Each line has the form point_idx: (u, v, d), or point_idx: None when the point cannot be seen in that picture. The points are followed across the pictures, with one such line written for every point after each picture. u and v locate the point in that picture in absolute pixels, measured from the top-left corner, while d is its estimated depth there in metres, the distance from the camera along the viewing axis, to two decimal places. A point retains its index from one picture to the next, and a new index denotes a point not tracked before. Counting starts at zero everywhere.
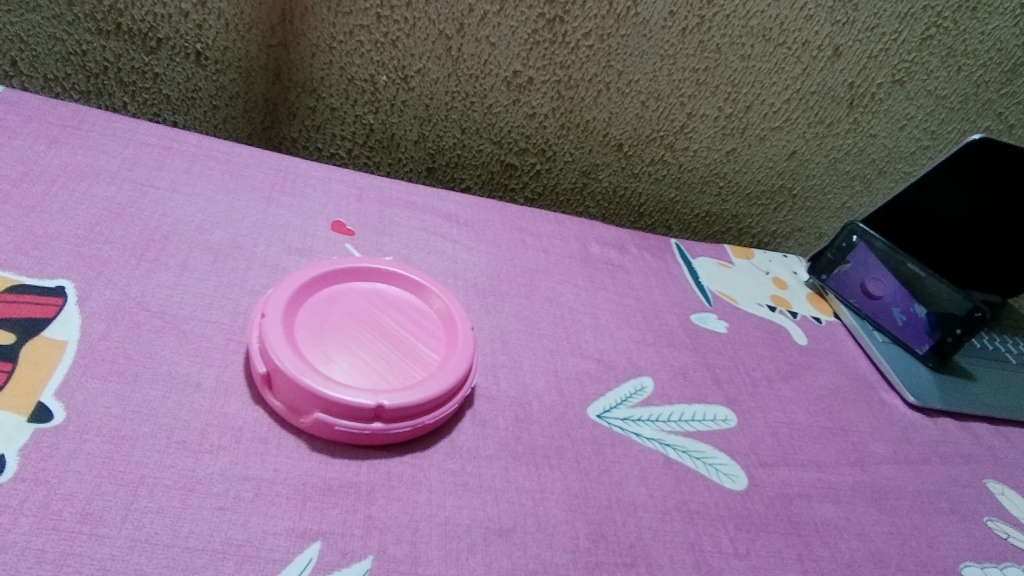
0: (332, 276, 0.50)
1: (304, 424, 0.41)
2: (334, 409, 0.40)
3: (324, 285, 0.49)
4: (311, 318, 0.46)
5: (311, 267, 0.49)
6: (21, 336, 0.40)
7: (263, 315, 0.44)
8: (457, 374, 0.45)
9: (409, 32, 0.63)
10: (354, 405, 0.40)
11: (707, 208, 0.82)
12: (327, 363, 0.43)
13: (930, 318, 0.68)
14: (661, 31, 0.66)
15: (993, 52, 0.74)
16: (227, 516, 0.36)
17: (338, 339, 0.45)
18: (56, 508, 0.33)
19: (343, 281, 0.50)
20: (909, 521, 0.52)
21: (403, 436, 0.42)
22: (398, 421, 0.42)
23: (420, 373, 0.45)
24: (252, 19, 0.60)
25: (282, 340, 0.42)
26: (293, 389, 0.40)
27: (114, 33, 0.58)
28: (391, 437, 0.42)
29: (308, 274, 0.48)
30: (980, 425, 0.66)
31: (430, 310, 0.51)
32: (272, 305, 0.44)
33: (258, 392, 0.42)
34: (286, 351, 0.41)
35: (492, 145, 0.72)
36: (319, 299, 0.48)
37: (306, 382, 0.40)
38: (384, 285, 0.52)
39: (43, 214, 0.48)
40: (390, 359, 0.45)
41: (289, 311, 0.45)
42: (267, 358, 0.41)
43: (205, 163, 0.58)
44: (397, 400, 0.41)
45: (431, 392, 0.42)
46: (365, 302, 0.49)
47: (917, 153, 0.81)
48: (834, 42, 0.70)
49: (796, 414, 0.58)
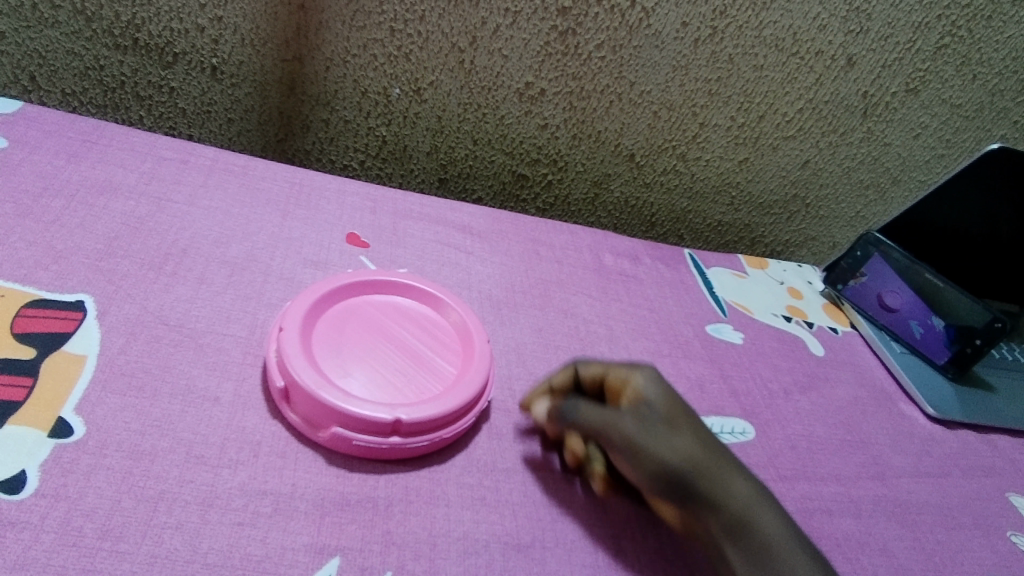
0: (349, 288, 0.50)
1: (322, 438, 0.41)
2: (351, 424, 0.40)
3: (340, 298, 0.49)
4: (328, 331, 0.46)
5: (327, 279, 0.49)
6: (41, 350, 0.41)
7: (280, 328, 0.44)
8: (474, 388, 0.44)
9: (422, 45, 0.63)
10: (371, 419, 0.40)
11: (720, 217, 0.82)
12: (344, 376, 0.43)
13: (949, 330, 0.67)
14: (673, 42, 0.66)
15: (1008, 60, 0.73)
16: (246, 531, 0.36)
17: (355, 352, 0.45)
18: (77, 524, 0.33)
19: (359, 293, 0.50)
20: (932, 536, 0.51)
21: (420, 451, 0.42)
22: (416, 435, 0.41)
23: (437, 387, 0.45)
24: (268, 33, 0.60)
25: (299, 354, 0.42)
26: (310, 403, 0.40)
27: (132, 48, 0.59)
28: (408, 452, 0.42)
29: (325, 287, 0.48)
30: (1001, 437, 0.65)
31: (446, 323, 0.51)
32: (289, 319, 0.44)
33: (276, 405, 0.42)
34: (303, 364, 0.41)
35: (504, 156, 0.72)
36: (336, 312, 0.48)
37: (324, 396, 0.40)
38: (400, 298, 0.52)
39: (63, 229, 0.48)
40: (407, 372, 0.45)
41: (307, 324, 0.45)
42: (285, 371, 0.41)
43: (221, 177, 0.59)
44: (414, 414, 0.41)
45: (448, 406, 0.42)
46: (381, 315, 0.49)
47: (932, 161, 0.80)
48: (847, 52, 0.69)
49: (815, 426, 0.57)
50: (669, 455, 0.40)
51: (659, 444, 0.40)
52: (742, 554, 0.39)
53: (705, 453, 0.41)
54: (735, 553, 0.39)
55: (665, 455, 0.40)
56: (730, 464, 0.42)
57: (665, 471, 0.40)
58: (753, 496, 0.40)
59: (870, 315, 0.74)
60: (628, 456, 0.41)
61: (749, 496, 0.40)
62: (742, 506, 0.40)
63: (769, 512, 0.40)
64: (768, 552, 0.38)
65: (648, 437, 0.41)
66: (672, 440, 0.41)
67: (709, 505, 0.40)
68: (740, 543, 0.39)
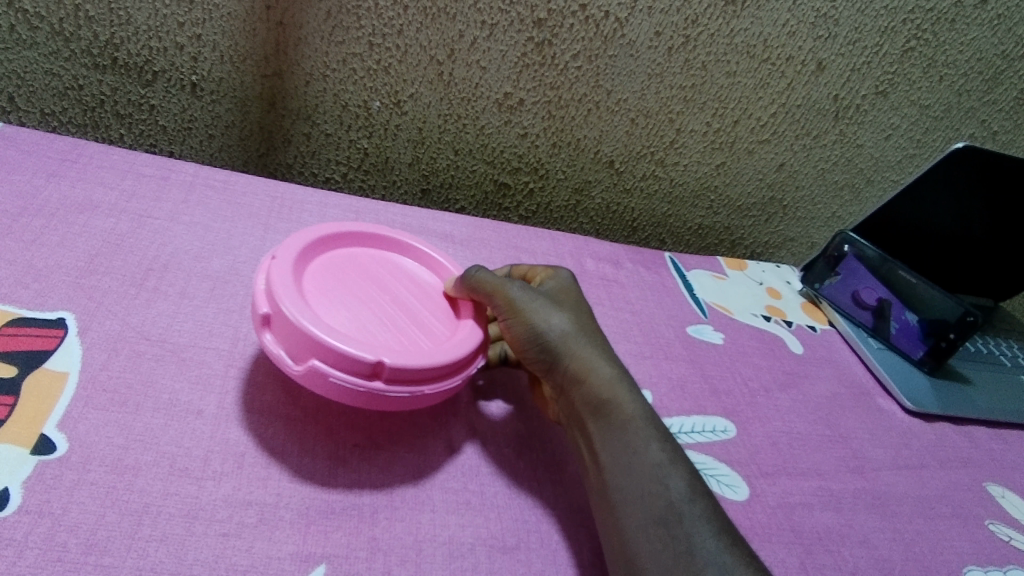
0: (343, 237, 0.50)
1: (299, 372, 0.39)
2: (332, 358, 0.39)
3: (332, 247, 0.49)
4: (317, 273, 0.46)
5: (323, 224, 0.49)
6: (22, 368, 0.41)
7: (272, 257, 0.43)
8: (461, 350, 0.44)
9: (401, 58, 0.64)
10: (353, 357, 0.39)
11: (699, 221, 0.84)
12: (330, 315, 0.43)
13: (923, 325, 0.69)
14: (647, 51, 0.67)
15: (973, 62, 0.75)
16: (231, 542, 0.36)
17: (343, 296, 0.45)
18: (61, 539, 0.33)
19: (353, 246, 0.51)
20: (911, 526, 0.52)
21: (397, 404, 0.41)
22: (397, 383, 0.40)
23: (423, 343, 0.44)
24: (247, 51, 0.61)
25: (288, 284, 0.41)
26: (293, 332, 0.39)
27: (111, 67, 0.60)
28: (386, 402, 0.40)
29: (321, 230, 0.48)
30: (977, 429, 0.66)
31: (439, 288, 0.51)
32: (284, 250, 0.44)
33: (256, 332, 0.41)
34: (292, 293, 0.41)
35: (485, 165, 0.73)
36: (328, 258, 0.48)
37: (308, 325, 0.39)
38: (393, 259, 0.52)
39: (43, 247, 0.48)
40: (393, 326, 0.45)
41: (300, 259, 0.45)
42: (271, 299, 0.41)
43: (202, 193, 0.59)
44: (398, 359, 0.40)
45: (434, 359, 0.41)
46: (374, 269, 0.50)
47: (904, 162, 0.82)
48: (817, 57, 0.71)
49: (795, 422, 0.58)
50: (545, 322, 0.44)
51: (536, 314, 0.45)
52: (599, 424, 0.41)
53: (579, 333, 0.45)
54: (592, 421, 0.42)
55: (538, 324, 0.44)
56: (603, 349, 0.45)
57: (539, 338, 0.44)
58: (614, 377, 0.43)
59: (845, 299, 0.75)
60: (511, 321, 0.45)
61: (611, 376, 0.43)
62: (603, 382, 0.42)
63: (631, 392, 0.42)
64: (620, 422, 0.41)
65: (529, 309, 0.45)
66: (551, 314, 0.45)
67: (574, 375, 0.43)
68: (596, 412, 0.42)
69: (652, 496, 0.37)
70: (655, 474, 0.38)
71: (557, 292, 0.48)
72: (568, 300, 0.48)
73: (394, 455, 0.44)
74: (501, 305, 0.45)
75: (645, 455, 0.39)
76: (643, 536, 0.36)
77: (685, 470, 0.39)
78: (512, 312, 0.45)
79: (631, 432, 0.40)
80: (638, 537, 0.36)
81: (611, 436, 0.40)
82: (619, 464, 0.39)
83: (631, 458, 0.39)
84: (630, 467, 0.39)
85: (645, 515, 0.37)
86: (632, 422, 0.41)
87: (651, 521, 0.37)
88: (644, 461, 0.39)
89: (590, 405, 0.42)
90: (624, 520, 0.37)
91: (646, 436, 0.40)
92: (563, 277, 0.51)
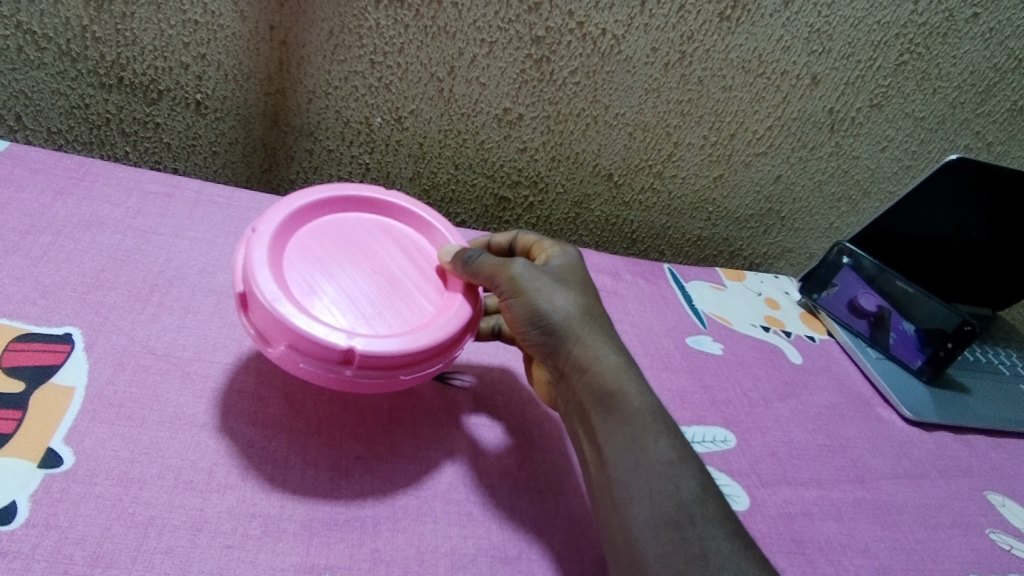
0: (330, 204, 0.50)
1: (273, 356, 0.40)
2: (302, 345, 0.39)
3: (317, 216, 0.49)
4: (299, 247, 0.46)
5: (308, 191, 0.49)
6: (30, 383, 0.41)
7: (250, 231, 0.44)
8: (444, 331, 0.43)
9: (401, 76, 0.65)
10: (322, 344, 0.39)
11: (698, 232, 0.85)
12: (308, 295, 0.43)
13: (921, 334, 0.70)
14: (644, 67, 0.68)
15: (966, 75, 0.76)
16: (235, 554, 0.37)
17: (324, 273, 0.45)
18: (67, 552, 0.34)
19: (341, 213, 0.51)
20: (911, 535, 0.52)
21: (372, 389, 0.41)
22: (370, 370, 0.40)
23: (403, 325, 0.44)
24: (250, 69, 0.62)
25: (263, 262, 0.42)
26: (265, 316, 0.40)
27: (117, 86, 0.61)
28: (360, 387, 0.41)
29: (304, 200, 0.48)
30: (977, 437, 0.67)
31: (427, 257, 0.50)
32: (264, 223, 0.44)
33: (236, 312, 0.42)
34: (266, 273, 0.41)
35: (485, 179, 0.74)
36: (312, 227, 0.49)
37: (278, 310, 0.39)
38: (382, 226, 0.52)
39: (50, 264, 0.49)
40: (373, 304, 0.45)
41: (280, 234, 0.45)
42: (245, 279, 0.41)
43: (207, 210, 0.60)
44: (369, 346, 0.39)
45: (410, 344, 0.41)
46: (358, 236, 0.50)
47: (900, 173, 0.83)
48: (812, 71, 0.72)
49: (795, 432, 0.59)
50: (550, 304, 0.44)
51: (541, 296, 0.44)
52: (605, 418, 0.41)
53: (585, 317, 0.44)
54: (596, 412, 0.42)
55: (544, 306, 0.44)
56: (608, 335, 0.45)
57: (543, 319, 0.44)
58: (621, 366, 0.43)
59: (844, 303, 0.75)
60: (513, 301, 0.45)
61: (618, 366, 0.43)
62: (608, 371, 0.42)
63: (639, 385, 0.42)
64: (627, 415, 0.41)
65: (534, 289, 0.44)
66: (557, 296, 0.45)
67: (578, 362, 0.43)
68: (602, 403, 0.41)
69: (663, 497, 0.37)
70: (665, 473, 0.38)
71: (563, 270, 0.48)
72: (574, 278, 0.47)
73: (397, 467, 0.44)
74: (503, 285, 0.45)
75: (655, 453, 0.39)
76: (652, 538, 0.36)
77: (695, 469, 0.39)
78: (516, 292, 0.45)
79: (639, 428, 0.40)
80: (647, 538, 0.36)
81: (617, 430, 0.40)
82: (627, 461, 0.39)
83: (639, 455, 0.39)
84: (638, 465, 0.39)
85: (656, 516, 0.37)
86: (639, 417, 0.40)
87: (661, 524, 0.37)
88: (653, 460, 0.39)
89: (596, 395, 0.42)
90: (631, 519, 0.37)
91: (655, 433, 0.40)
92: (569, 253, 0.50)
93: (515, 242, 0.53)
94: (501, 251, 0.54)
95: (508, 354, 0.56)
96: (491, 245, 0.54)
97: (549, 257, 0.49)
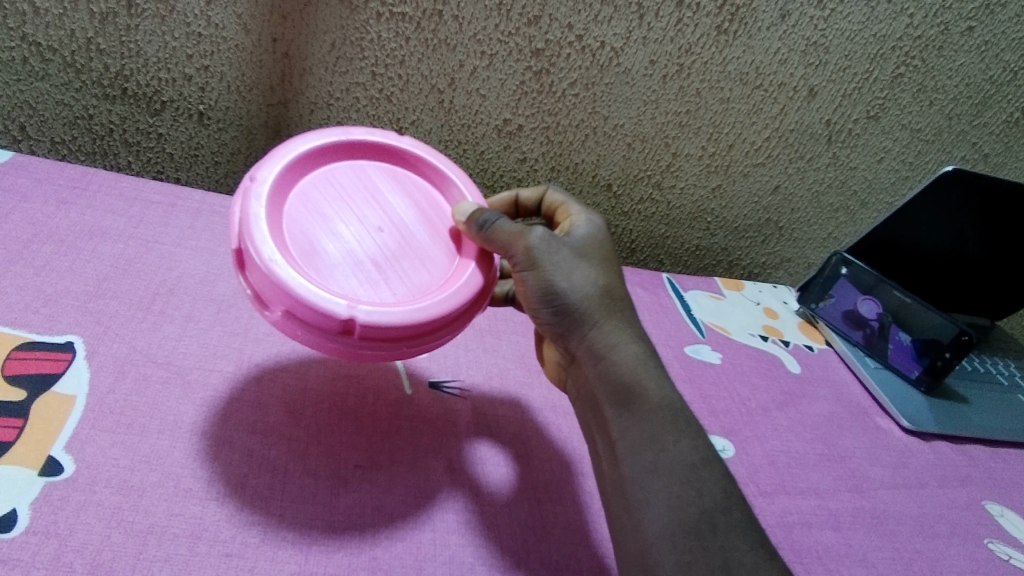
0: (337, 150, 0.46)
1: (270, 319, 0.38)
2: (301, 311, 0.37)
3: (324, 161, 0.46)
4: (302, 197, 0.43)
5: (314, 133, 0.45)
6: (31, 392, 0.41)
7: (249, 179, 0.40)
8: (453, 301, 0.41)
9: (403, 87, 0.65)
10: (324, 312, 0.37)
11: (697, 242, 0.85)
12: (310, 252, 0.40)
13: (917, 345, 0.71)
14: (643, 79, 0.69)
15: (962, 87, 0.77)
16: (234, 562, 0.37)
17: (328, 228, 0.42)
18: (67, 559, 0.34)
19: (350, 158, 0.47)
20: (909, 545, 0.53)
21: (374, 360, 0.40)
22: (372, 340, 0.39)
23: (409, 291, 0.42)
24: (253, 80, 0.63)
25: (260, 216, 0.39)
26: (261, 278, 0.37)
27: (121, 97, 0.61)
28: (361, 357, 0.39)
29: (309, 144, 0.44)
30: (975, 447, 0.67)
31: (440, 214, 0.47)
32: (263, 171, 0.41)
33: (233, 269, 0.40)
34: (263, 229, 0.38)
35: (485, 189, 0.75)
36: (317, 175, 0.45)
37: (275, 272, 0.37)
38: (395, 176, 0.48)
39: (53, 273, 0.49)
40: (379, 265, 0.42)
41: (281, 183, 0.42)
42: (241, 235, 0.38)
43: (209, 219, 0.60)
44: (373, 317, 0.38)
45: (417, 316, 0.39)
46: (366, 186, 0.46)
47: (898, 183, 0.84)
48: (809, 83, 0.73)
49: (793, 441, 0.59)
50: (568, 283, 0.43)
51: (558, 273, 0.43)
52: (622, 414, 0.41)
53: (603, 300, 0.44)
54: (612, 408, 0.42)
55: (561, 283, 0.44)
56: (624, 321, 0.45)
57: (560, 298, 0.44)
58: (639, 359, 0.43)
59: (841, 313, 0.76)
60: (527, 273, 0.44)
61: (635, 358, 0.43)
62: (626, 365, 0.43)
63: (657, 380, 0.43)
64: (644, 412, 0.41)
65: (551, 264, 0.43)
66: (576, 274, 0.44)
67: (594, 350, 0.44)
68: (618, 397, 0.42)
69: (685, 503, 0.38)
70: (687, 474, 0.39)
71: (585, 243, 0.47)
72: (595, 255, 0.47)
73: (395, 476, 0.44)
74: (519, 258, 0.43)
75: (676, 454, 0.39)
76: (670, 546, 0.36)
77: (720, 472, 0.40)
78: (531, 265, 0.43)
79: (659, 428, 0.40)
80: (664, 546, 0.37)
81: (633, 426, 0.41)
82: (645, 462, 0.39)
83: (659, 456, 0.39)
84: (656, 466, 0.39)
85: (674, 523, 0.37)
86: (658, 414, 0.41)
87: (683, 531, 0.37)
88: (674, 461, 0.39)
89: (613, 386, 0.42)
90: (648, 524, 0.38)
91: (675, 433, 0.40)
92: (594, 223, 0.49)
93: (545, 199, 0.53)
94: (528, 207, 0.54)
95: (506, 363, 0.57)
96: (519, 201, 0.54)
97: (573, 225, 0.49)
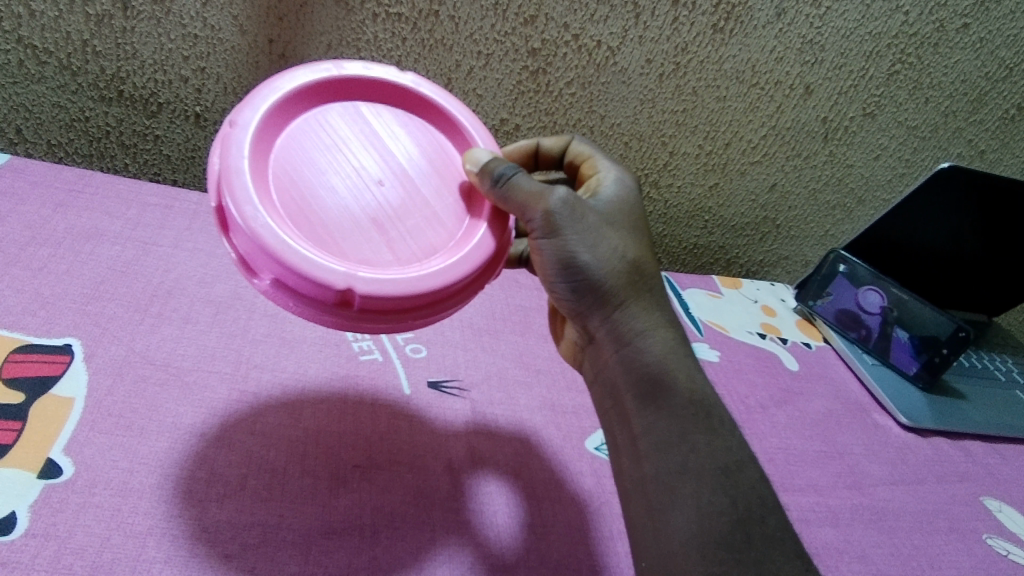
0: (329, 88, 0.43)
1: (258, 286, 0.37)
2: (292, 280, 0.36)
3: (315, 100, 0.43)
4: (290, 146, 0.41)
5: (303, 69, 0.42)
6: (29, 394, 0.41)
7: (231, 126, 0.38)
8: (461, 270, 0.40)
9: None
10: (317, 282, 0.36)
11: (695, 240, 0.86)
12: (301, 212, 0.39)
13: (914, 341, 0.71)
14: (639, 78, 0.69)
15: (958, 84, 0.77)
16: (233, 564, 0.37)
17: (320, 182, 0.41)
18: (67, 562, 0.34)
19: (343, 97, 0.45)
20: (908, 541, 0.53)
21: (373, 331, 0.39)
22: (370, 311, 0.38)
23: (408, 255, 0.40)
24: (250, 83, 0.62)
25: (243, 171, 0.37)
26: (248, 242, 0.36)
27: (117, 99, 0.61)
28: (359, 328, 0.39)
29: (296, 82, 0.42)
30: (973, 442, 0.67)
31: (444, 166, 0.45)
32: (246, 117, 0.39)
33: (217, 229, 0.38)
34: (248, 186, 0.36)
35: None
36: (307, 117, 0.43)
37: (264, 237, 0.35)
38: (394, 117, 0.45)
39: (50, 276, 0.49)
40: (376, 226, 0.41)
41: (266, 128, 0.40)
42: (223, 190, 0.36)
43: (205, 221, 0.60)
44: (370, 288, 0.37)
45: (416, 288, 0.38)
46: (361, 129, 0.44)
47: (894, 180, 0.84)
48: (805, 81, 0.73)
49: (792, 438, 0.59)
50: (591, 255, 0.42)
51: (580, 241, 0.42)
52: (648, 408, 0.42)
53: (628, 277, 0.43)
54: (636, 401, 0.42)
55: (583, 254, 0.42)
56: (651, 304, 0.44)
57: (582, 271, 0.42)
58: (665, 352, 0.43)
59: (839, 310, 0.76)
60: (544, 239, 0.42)
61: (663, 352, 0.43)
62: (654, 358, 0.43)
63: (687, 379, 0.43)
64: (671, 410, 0.41)
65: (572, 231, 0.41)
66: (600, 246, 0.42)
67: (619, 337, 0.43)
68: (643, 392, 0.42)
69: (718, 511, 0.38)
70: (720, 481, 0.39)
71: (611, 208, 0.45)
72: (622, 225, 0.45)
73: (394, 476, 0.45)
74: (538, 221, 0.41)
75: (708, 459, 0.40)
76: (699, 553, 0.37)
77: (754, 476, 0.40)
78: (549, 231, 0.41)
79: (691, 431, 0.41)
80: (689, 550, 0.37)
81: (659, 422, 0.41)
82: (675, 464, 0.40)
83: (691, 461, 0.40)
84: (686, 468, 0.39)
85: (706, 531, 0.37)
86: (687, 415, 0.41)
87: (718, 539, 0.37)
88: (708, 465, 0.39)
89: (637, 379, 0.43)
90: (675, 527, 0.38)
91: (707, 434, 0.41)
92: (624, 182, 0.48)
93: (570, 150, 0.52)
94: (550, 156, 0.53)
95: (504, 363, 0.57)
96: (541, 149, 0.53)
97: (600, 184, 0.48)
